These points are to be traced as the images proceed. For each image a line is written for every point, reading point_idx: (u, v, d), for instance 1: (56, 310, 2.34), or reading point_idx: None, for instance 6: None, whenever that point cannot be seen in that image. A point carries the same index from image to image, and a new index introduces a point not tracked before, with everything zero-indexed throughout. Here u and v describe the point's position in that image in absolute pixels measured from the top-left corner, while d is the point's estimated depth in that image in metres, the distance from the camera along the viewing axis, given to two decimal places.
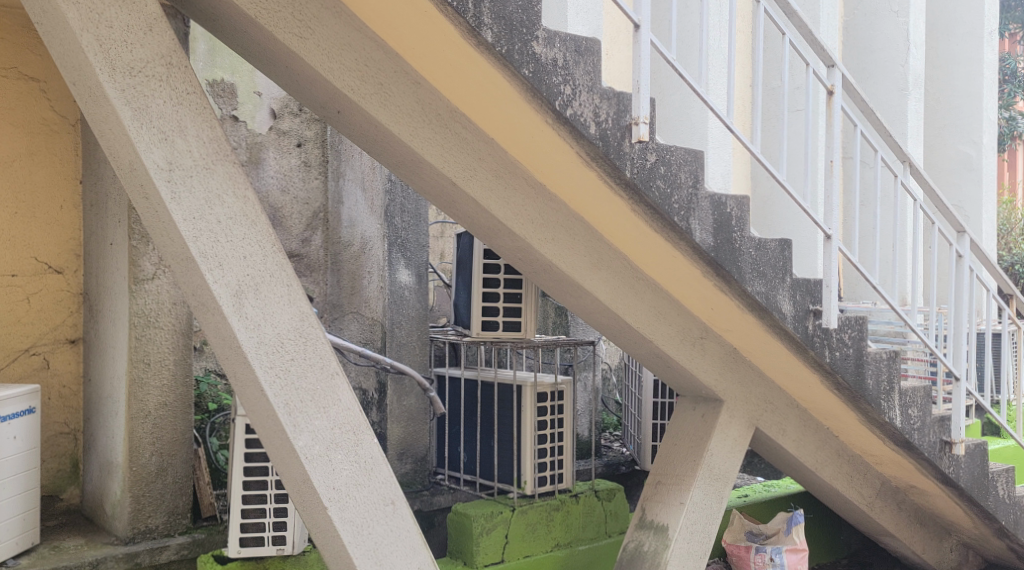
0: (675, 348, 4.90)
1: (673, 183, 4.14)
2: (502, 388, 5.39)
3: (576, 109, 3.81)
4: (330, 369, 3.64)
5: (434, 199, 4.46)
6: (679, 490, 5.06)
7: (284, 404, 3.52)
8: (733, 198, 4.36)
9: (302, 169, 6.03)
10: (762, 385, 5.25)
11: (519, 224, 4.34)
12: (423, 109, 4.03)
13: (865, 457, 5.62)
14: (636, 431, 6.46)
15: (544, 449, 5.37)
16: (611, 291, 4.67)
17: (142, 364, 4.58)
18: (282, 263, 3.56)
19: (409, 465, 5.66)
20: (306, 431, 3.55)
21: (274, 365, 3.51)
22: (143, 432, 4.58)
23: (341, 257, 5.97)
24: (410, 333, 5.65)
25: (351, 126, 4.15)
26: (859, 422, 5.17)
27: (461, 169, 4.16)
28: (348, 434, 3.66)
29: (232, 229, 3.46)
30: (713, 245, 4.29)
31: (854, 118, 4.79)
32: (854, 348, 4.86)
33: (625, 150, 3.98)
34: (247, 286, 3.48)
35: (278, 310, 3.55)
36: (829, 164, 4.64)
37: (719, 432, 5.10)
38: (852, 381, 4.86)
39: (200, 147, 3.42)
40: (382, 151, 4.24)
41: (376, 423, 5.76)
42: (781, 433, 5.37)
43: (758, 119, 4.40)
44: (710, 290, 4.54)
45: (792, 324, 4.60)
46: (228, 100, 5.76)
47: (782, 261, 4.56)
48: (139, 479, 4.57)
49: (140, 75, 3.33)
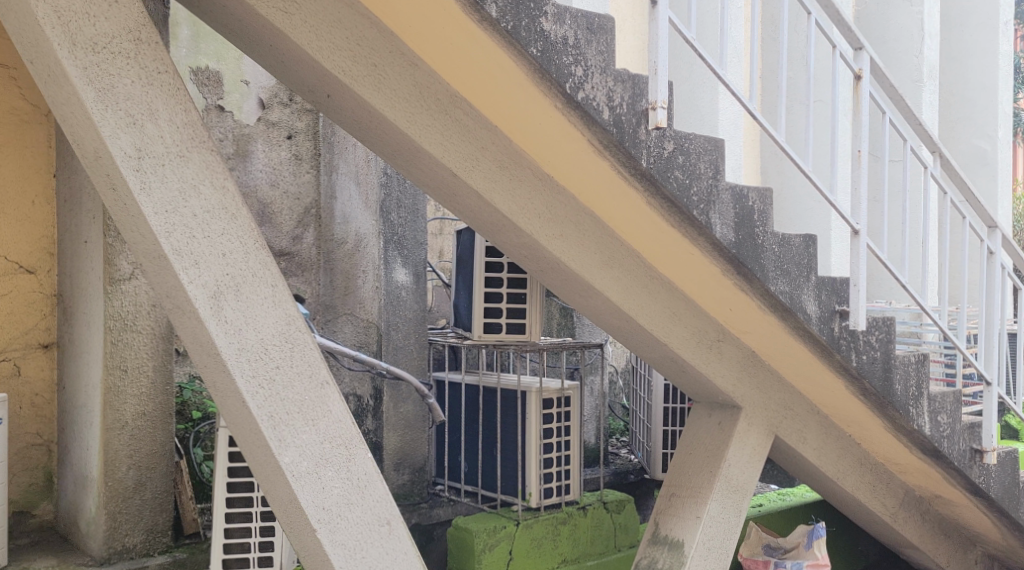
0: (691, 352, 4.58)
1: (692, 173, 3.82)
2: (505, 393, 5.06)
3: (588, 92, 3.49)
4: (319, 378, 3.32)
5: (433, 192, 4.13)
6: (695, 503, 4.74)
7: (268, 417, 3.20)
8: (755, 190, 4.04)
9: (292, 162, 5.68)
10: (783, 390, 4.93)
11: (525, 218, 4.01)
12: (420, 93, 3.70)
13: (889, 465, 5.30)
14: (646, 437, 6.13)
15: (550, 458, 5.04)
16: (623, 290, 4.34)
17: (118, 371, 4.26)
18: (266, 262, 3.23)
19: (406, 476, 5.32)
20: (293, 446, 3.23)
21: (257, 373, 3.19)
22: (119, 445, 4.27)
23: (334, 255, 5.63)
24: (408, 335, 5.32)
25: (342, 112, 3.81)
26: (885, 429, 4.86)
27: (461, 159, 3.83)
28: (339, 448, 3.33)
29: (209, 223, 3.13)
30: (734, 241, 3.97)
31: (883, 105, 4.45)
32: (882, 351, 4.54)
33: (640, 137, 3.65)
34: (227, 287, 3.15)
35: (262, 314, 3.22)
36: (857, 154, 4.29)
37: (737, 440, 4.78)
38: (880, 386, 4.54)
39: (174, 133, 3.09)
40: (376, 140, 3.91)
41: (371, 431, 5.43)
42: (802, 441, 5.04)
43: (782, 106, 4.05)
44: (729, 289, 4.22)
45: (817, 326, 4.27)
46: (213, 89, 5.45)
47: (807, 258, 4.24)
48: (115, 495, 4.26)
49: (104, 52, 3.00)
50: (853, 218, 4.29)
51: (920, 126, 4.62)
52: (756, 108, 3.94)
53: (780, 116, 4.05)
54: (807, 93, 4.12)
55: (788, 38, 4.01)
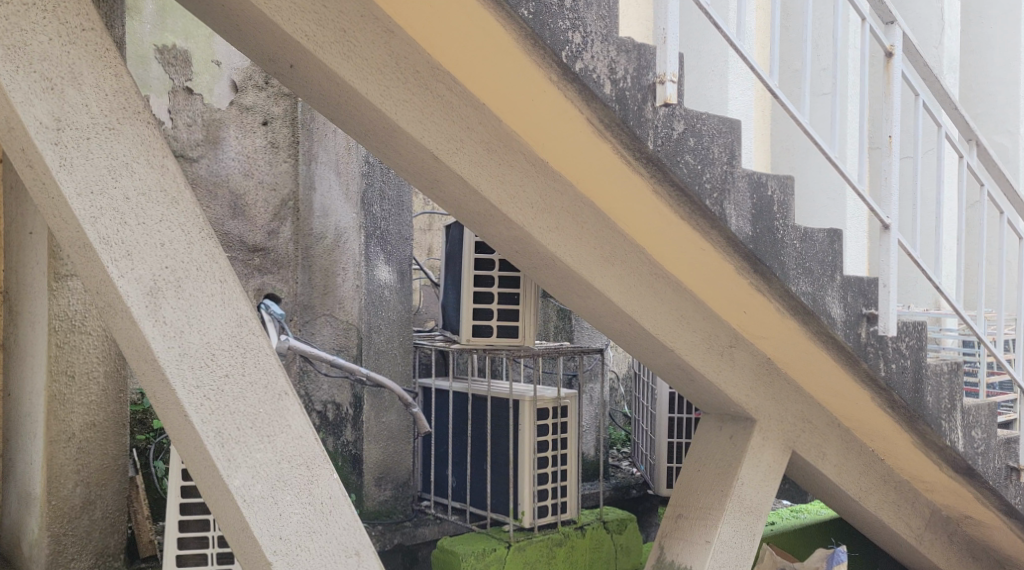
0: (700, 358, 4.15)
1: (705, 159, 3.38)
2: (497, 402, 4.62)
3: (587, 63, 3.07)
4: (276, 389, 2.91)
5: (413, 179, 3.69)
6: (704, 526, 4.29)
7: (216, 433, 2.78)
8: (774, 177, 3.60)
9: (268, 151, 5.23)
10: (800, 401, 4.50)
11: (516, 207, 3.58)
12: (396, 64, 3.27)
13: (914, 482, 4.86)
14: (649, 450, 5.71)
15: (546, 474, 4.60)
16: (626, 291, 3.91)
17: (64, 377, 3.81)
18: (213, 253, 2.87)
19: (388, 492, 4.88)
20: (245, 467, 2.80)
21: (203, 382, 2.79)
22: (65, 459, 3.82)
23: (313, 251, 5.18)
24: (391, 338, 4.86)
25: (307, 84, 3.38)
26: (913, 444, 4.42)
27: (445, 139, 3.40)
28: (301, 469, 2.91)
29: (145, 208, 2.78)
30: (751, 235, 3.53)
31: (916, 87, 4.02)
32: (913, 359, 4.10)
33: (646, 116, 3.22)
34: (166, 283, 2.78)
35: (209, 314, 2.83)
36: (889, 140, 3.84)
37: (751, 456, 4.34)
38: (909, 399, 4.10)
39: (101, 101, 2.75)
40: (349, 118, 3.46)
41: (350, 443, 4.98)
42: (821, 457, 4.60)
43: (806, 85, 3.61)
44: (743, 290, 3.79)
45: (842, 331, 3.84)
46: (181, 69, 5.04)
47: (831, 255, 3.80)
48: (59, 515, 3.80)
49: (16, 3, 2.66)
50: (882, 210, 3.84)
51: (956, 111, 4.18)
52: (777, 85, 3.50)
53: (803, 96, 3.61)
54: (835, 70, 3.68)
55: (813, 8, 3.58)
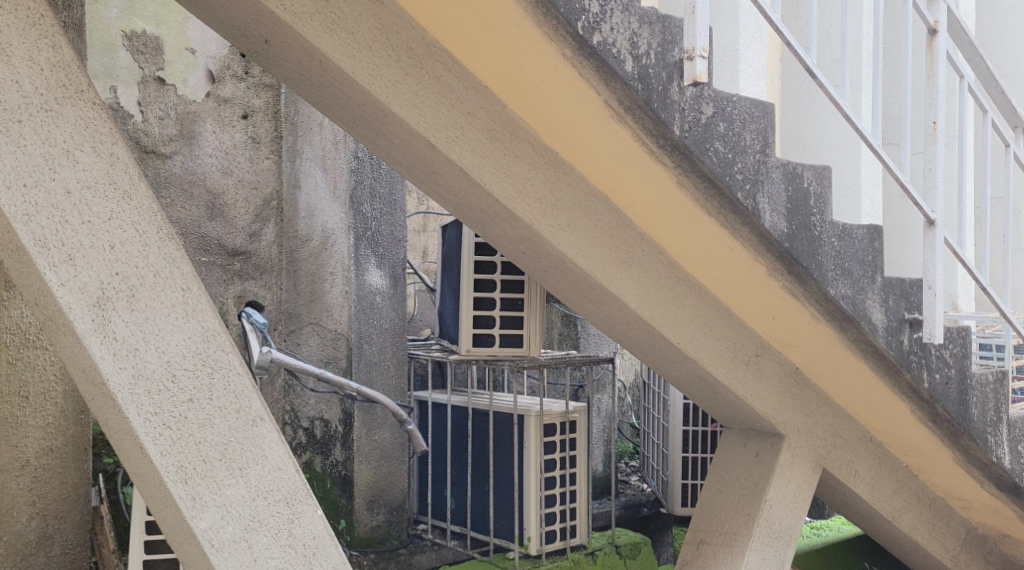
0: (724, 370, 3.75)
1: (735, 146, 2.99)
2: (498, 417, 4.23)
3: (605, 35, 2.70)
4: (250, 414, 2.53)
5: (407, 171, 3.30)
6: (730, 553, 3.90)
7: (177, 468, 2.41)
8: (810, 168, 3.19)
9: (249, 146, 4.82)
10: (831, 414, 4.10)
11: (521, 203, 3.19)
12: (388, 39, 2.88)
13: (950, 500, 4.41)
14: (660, 464, 5.32)
15: (553, 495, 4.20)
16: (644, 296, 3.52)
17: (17, 398, 3.39)
18: (174, 256, 2.50)
19: (381, 516, 4.48)
20: (212, 506, 2.43)
21: (161, 409, 2.42)
22: (18, 489, 3.40)
23: (298, 255, 4.77)
24: (383, 349, 4.51)
25: (283, 64, 2.97)
26: (955, 461, 4.00)
27: (444, 126, 3.02)
28: (279, 506, 2.54)
29: (91, 204, 2.40)
30: (787, 232, 3.14)
31: (960, 68, 3.61)
32: (958, 368, 3.66)
33: (672, 98, 2.83)
34: (116, 292, 2.40)
35: (168, 328, 2.46)
36: (933, 126, 3.39)
37: (779, 475, 3.95)
38: (954, 412, 3.67)
39: (37, 79, 2.37)
40: (333, 103, 3.07)
41: (339, 464, 4.55)
42: (853, 474, 4.17)
43: (846, 63, 3.21)
44: (774, 292, 3.40)
45: (884, 338, 3.42)
46: (152, 57, 4.63)
47: (872, 255, 3.38)
48: (13, 554, 3.38)
49: None
50: (926, 203, 3.39)
51: (1002, 96, 3.76)
52: (815, 63, 3.10)
53: (843, 75, 3.22)
54: (877, 47, 3.28)
55: None
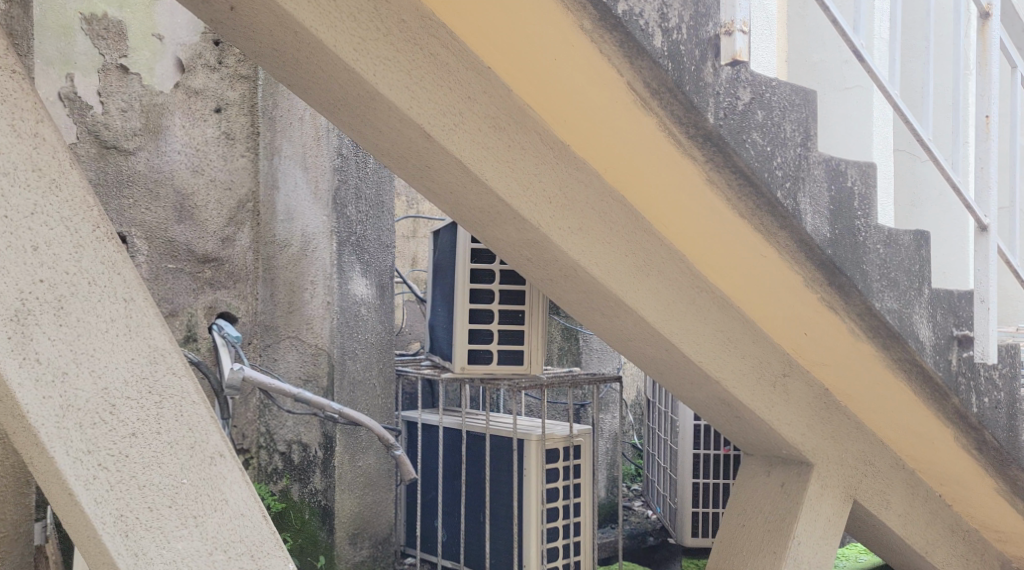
0: (748, 391, 3.35)
1: (775, 137, 2.59)
2: (495, 443, 3.82)
3: (632, 4, 2.31)
4: (207, 451, 2.28)
5: (397, 166, 2.90)
6: None
7: (115, 517, 2.15)
8: (854, 164, 2.80)
9: (222, 143, 4.41)
10: (862, 439, 3.69)
11: (526, 203, 2.80)
12: (375, 9, 2.51)
13: (986, 533, 3.97)
14: (669, 491, 4.90)
15: (556, 528, 3.78)
16: (664, 308, 3.12)
17: None
18: (109, 260, 2.23)
19: (365, 552, 4.09)
20: (159, 563, 2.18)
21: (97, 446, 2.16)
22: None
23: (275, 263, 4.35)
24: (368, 366, 4.14)
25: (252, 39, 2.59)
26: (998, 492, 3.58)
27: (441, 112, 2.63)
28: (242, 560, 2.27)
29: (9, 196, 2.13)
30: (830, 238, 2.74)
31: (1014, 58, 3.17)
32: (1007, 392, 3.25)
33: (706, 80, 2.44)
34: (40, 303, 2.14)
35: (106, 347, 2.20)
36: (985, 120, 2.96)
37: (808, 508, 3.55)
38: (1004, 442, 3.25)
39: None
40: (310, 85, 2.70)
41: (318, 492, 4.10)
42: (885, 505, 3.76)
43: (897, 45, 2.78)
44: (811, 307, 3.01)
45: (932, 358, 3.02)
46: (114, 43, 4.20)
47: (919, 264, 2.95)
48: None
49: None
50: (978, 207, 2.96)
51: None
52: (862, 44, 2.70)
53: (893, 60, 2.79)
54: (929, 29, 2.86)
55: None
